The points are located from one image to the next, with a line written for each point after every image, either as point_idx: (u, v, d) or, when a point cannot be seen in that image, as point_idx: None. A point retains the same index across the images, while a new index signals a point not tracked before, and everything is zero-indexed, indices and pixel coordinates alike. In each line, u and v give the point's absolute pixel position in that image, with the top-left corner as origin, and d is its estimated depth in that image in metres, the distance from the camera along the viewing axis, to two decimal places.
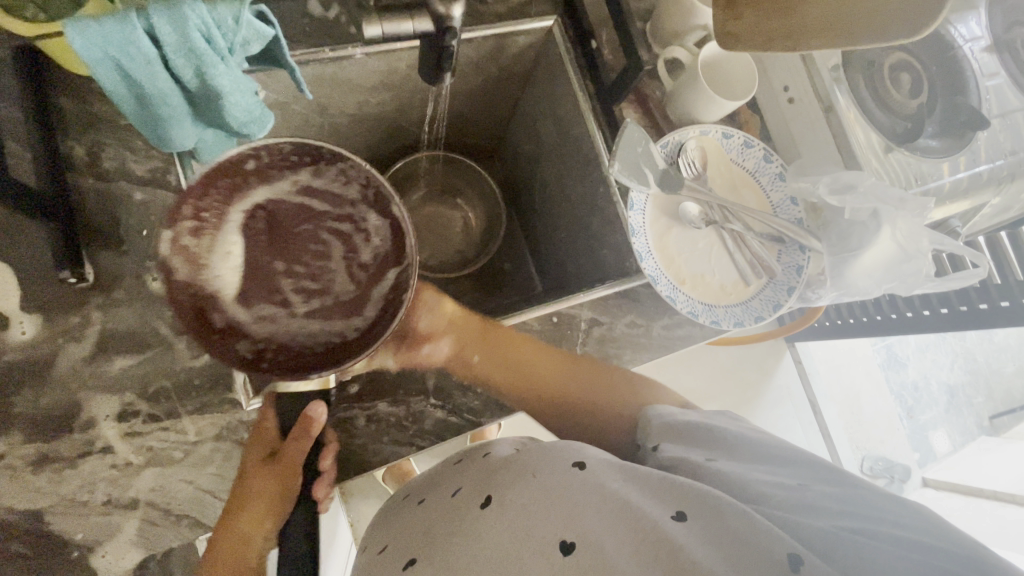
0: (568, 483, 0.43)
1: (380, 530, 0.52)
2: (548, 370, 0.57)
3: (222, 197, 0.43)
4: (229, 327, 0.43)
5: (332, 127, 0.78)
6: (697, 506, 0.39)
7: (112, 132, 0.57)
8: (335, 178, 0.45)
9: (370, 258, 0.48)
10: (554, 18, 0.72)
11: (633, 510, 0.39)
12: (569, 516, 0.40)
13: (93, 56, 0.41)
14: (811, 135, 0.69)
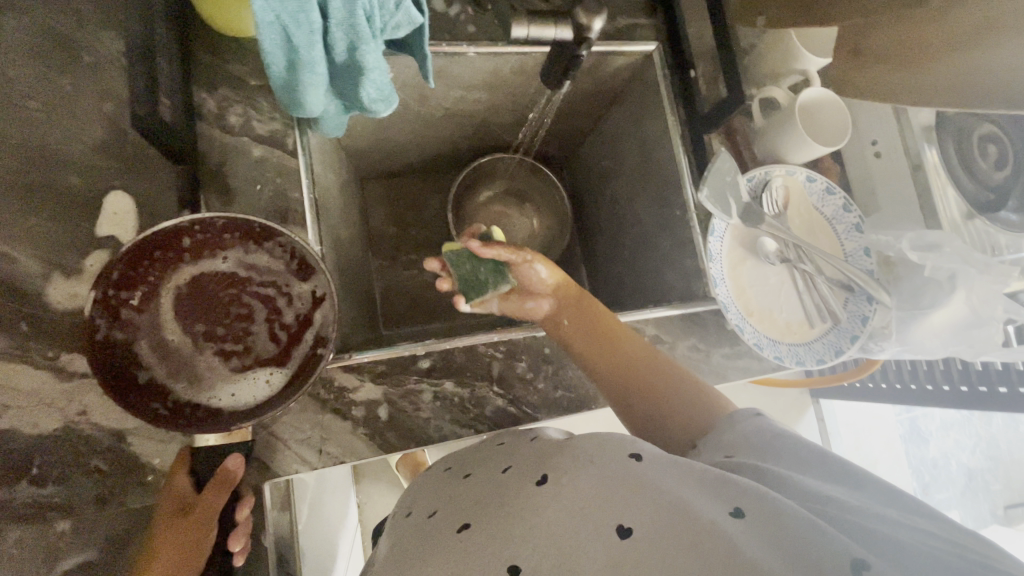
0: (625, 475, 0.42)
1: (427, 497, 0.52)
2: (616, 337, 0.57)
3: (157, 265, 0.50)
4: (150, 385, 0.49)
5: (425, 117, 0.81)
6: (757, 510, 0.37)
7: (242, 90, 0.60)
8: (267, 251, 0.54)
9: (292, 319, 0.54)
10: (657, 44, 0.74)
11: (689, 505, 0.38)
12: (625, 505, 0.39)
13: (265, 18, 0.44)
14: (893, 191, 0.70)
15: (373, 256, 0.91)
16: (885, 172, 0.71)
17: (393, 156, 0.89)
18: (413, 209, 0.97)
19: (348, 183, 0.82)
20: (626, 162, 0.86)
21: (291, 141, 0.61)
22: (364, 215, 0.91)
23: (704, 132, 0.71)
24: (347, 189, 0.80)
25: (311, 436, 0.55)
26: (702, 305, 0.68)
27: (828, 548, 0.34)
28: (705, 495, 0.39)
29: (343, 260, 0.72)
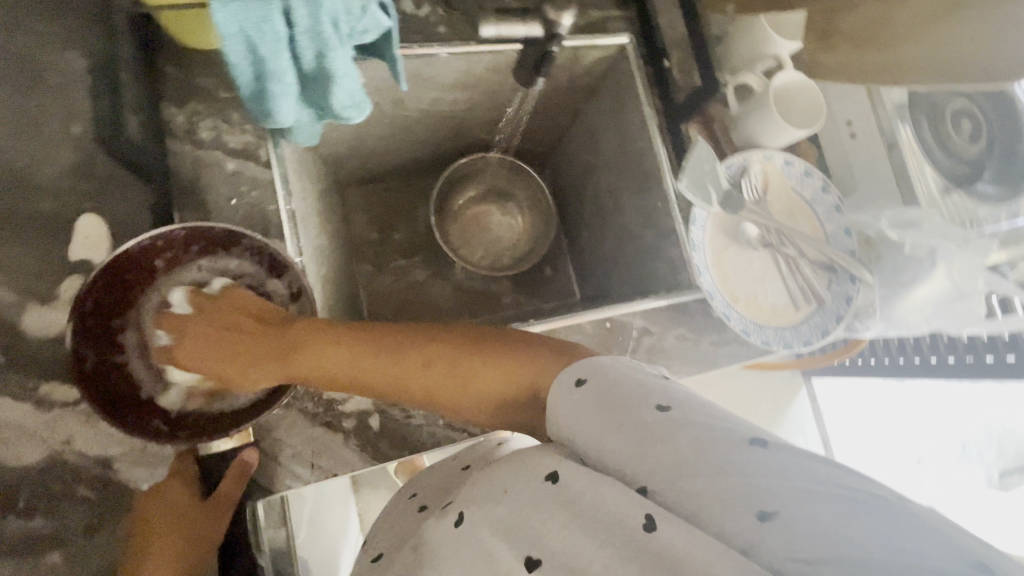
0: (534, 501, 0.37)
1: (389, 527, 0.51)
2: (402, 376, 0.45)
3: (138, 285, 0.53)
4: (148, 401, 0.52)
5: (402, 120, 0.80)
6: (673, 493, 0.34)
7: (210, 102, 0.59)
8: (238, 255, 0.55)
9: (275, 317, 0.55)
10: (631, 36, 0.74)
11: (596, 530, 0.34)
12: (535, 534, 0.36)
13: (228, 29, 0.43)
14: (871, 171, 0.71)
15: (357, 264, 0.91)
16: (862, 152, 0.71)
17: (372, 161, 0.89)
18: (395, 214, 0.96)
19: (327, 192, 0.81)
20: (606, 155, 0.86)
21: (265, 153, 0.59)
22: (345, 222, 0.91)
23: (682, 122, 0.71)
24: (326, 199, 0.79)
25: (302, 450, 0.55)
26: (689, 295, 0.68)
27: (735, 522, 0.32)
28: (597, 535, 0.34)
29: (326, 270, 0.71)
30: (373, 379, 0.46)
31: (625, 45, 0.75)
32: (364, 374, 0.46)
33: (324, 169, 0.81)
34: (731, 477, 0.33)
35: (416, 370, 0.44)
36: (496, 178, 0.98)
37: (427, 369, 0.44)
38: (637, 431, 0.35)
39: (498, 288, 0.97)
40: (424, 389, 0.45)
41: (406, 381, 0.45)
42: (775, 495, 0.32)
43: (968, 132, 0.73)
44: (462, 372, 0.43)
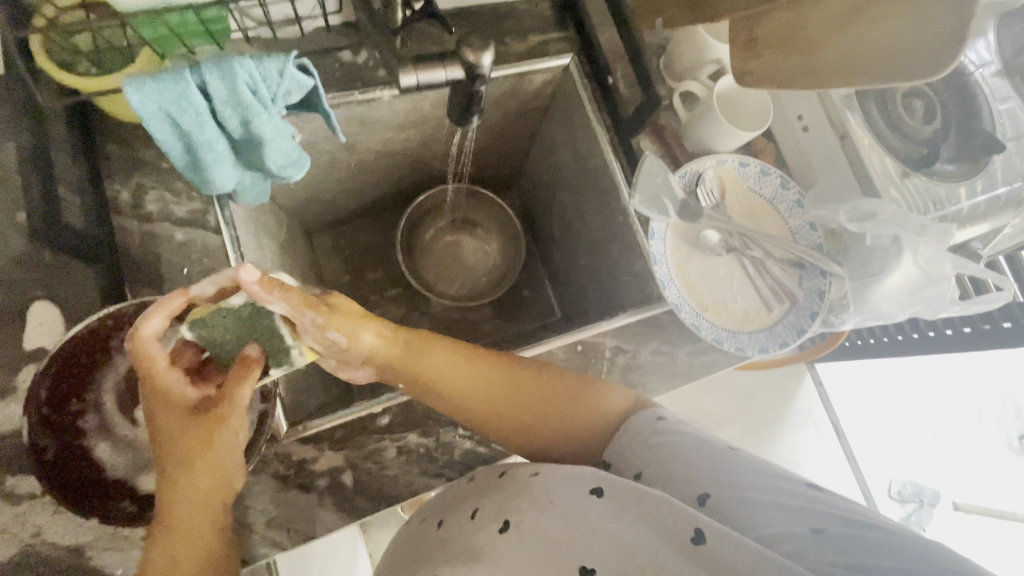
0: (590, 512, 0.41)
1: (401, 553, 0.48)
2: (493, 377, 0.53)
3: (91, 369, 0.52)
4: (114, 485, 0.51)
5: (358, 164, 0.80)
6: (720, 500, 0.44)
7: (153, 175, 0.59)
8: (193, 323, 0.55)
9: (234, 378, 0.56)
10: (572, 56, 0.74)
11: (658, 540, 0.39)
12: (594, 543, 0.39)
13: (147, 109, 0.43)
14: (827, 163, 0.70)
15: None
16: (816, 144, 0.71)
17: (334, 206, 0.88)
18: (365, 254, 0.95)
19: (290, 243, 0.81)
20: (566, 174, 0.85)
21: (213, 218, 0.60)
22: (316, 269, 0.90)
23: (631, 135, 0.71)
24: (290, 251, 0.79)
25: (277, 515, 0.54)
26: (657, 309, 0.67)
27: (789, 529, 0.41)
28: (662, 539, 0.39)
29: None
30: (452, 378, 0.53)
31: (568, 66, 0.75)
32: (451, 374, 0.53)
33: (285, 220, 0.80)
34: (777, 498, 0.43)
35: (513, 382, 0.53)
36: (461, 209, 0.97)
37: (521, 386, 0.53)
38: (702, 464, 0.46)
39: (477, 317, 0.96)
40: (510, 391, 0.52)
41: (495, 387, 0.53)
42: (822, 516, 0.41)
43: (920, 112, 0.72)
44: (550, 398, 0.52)
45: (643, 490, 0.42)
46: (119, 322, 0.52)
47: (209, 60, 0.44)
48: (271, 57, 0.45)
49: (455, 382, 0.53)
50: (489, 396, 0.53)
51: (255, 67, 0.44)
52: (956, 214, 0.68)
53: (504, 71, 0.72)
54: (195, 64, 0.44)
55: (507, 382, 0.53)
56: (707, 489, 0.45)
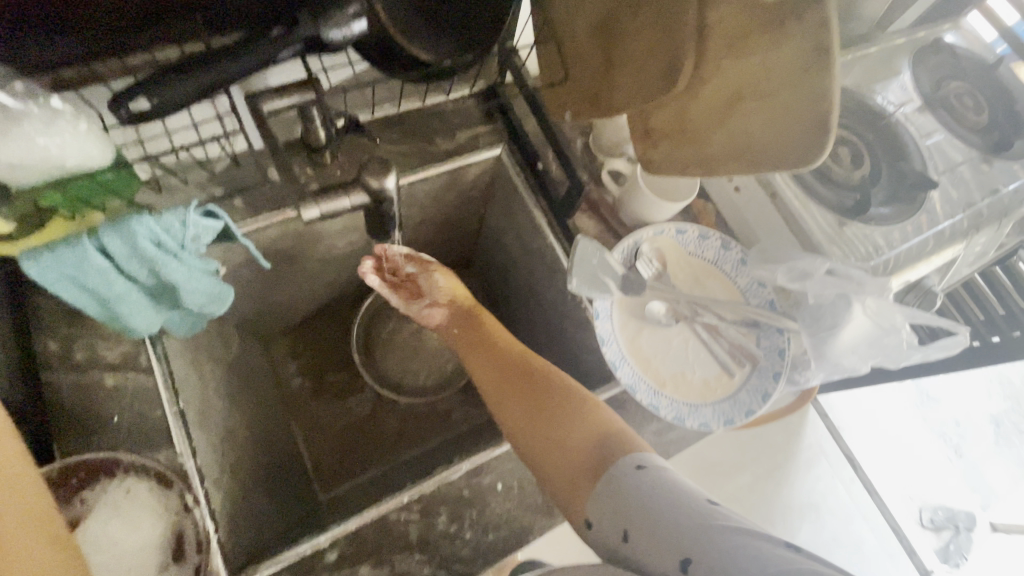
0: None
1: None
2: (513, 377, 0.63)
3: None
4: None
5: (305, 274, 0.80)
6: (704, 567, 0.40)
7: (82, 321, 0.58)
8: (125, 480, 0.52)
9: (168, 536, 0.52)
10: (502, 145, 0.76)
11: None
12: None
13: (49, 277, 0.43)
14: (765, 220, 0.70)
15: (293, 420, 0.87)
16: (750, 203, 0.71)
17: (288, 313, 0.87)
18: (326, 354, 0.93)
19: (242, 359, 0.79)
20: (516, 253, 0.85)
21: (145, 358, 0.58)
22: (274, 379, 0.88)
23: (567, 215, 0.71)
24: (240, 369, 0.76)
25: None
26: (612, 391, 0.65)
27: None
28: None
29: (241, 451, 0.67)
30: (485, 371, 0.66)
31: (499, 155, 0.76)
32: (482, 371, 0.66)
33: (236, 336, 0.79)
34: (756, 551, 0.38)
35: (527, 384, 0.62)
36: None
37: (535, 390, 0.61)
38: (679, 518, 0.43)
39: (445, 407, 0.92)
40: (532, 393, 0.61)
41: (510, 384, 0.63)
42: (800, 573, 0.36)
43: (848, 159, 0.73)
44: (550, 399, 0.59)
45: None
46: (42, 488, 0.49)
47: (108, 223, 0.44)
48: (169, 210, 0.45)
49: (486, 374, 0.66)
50: (506, 393, 0.63)
51: (155, 222, 0.45)
52: (899, 256, 0.67)
53: (434, 168, 0.72)
54: (93, 227, 0.44)
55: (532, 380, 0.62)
56: (688, 552, 0.41)
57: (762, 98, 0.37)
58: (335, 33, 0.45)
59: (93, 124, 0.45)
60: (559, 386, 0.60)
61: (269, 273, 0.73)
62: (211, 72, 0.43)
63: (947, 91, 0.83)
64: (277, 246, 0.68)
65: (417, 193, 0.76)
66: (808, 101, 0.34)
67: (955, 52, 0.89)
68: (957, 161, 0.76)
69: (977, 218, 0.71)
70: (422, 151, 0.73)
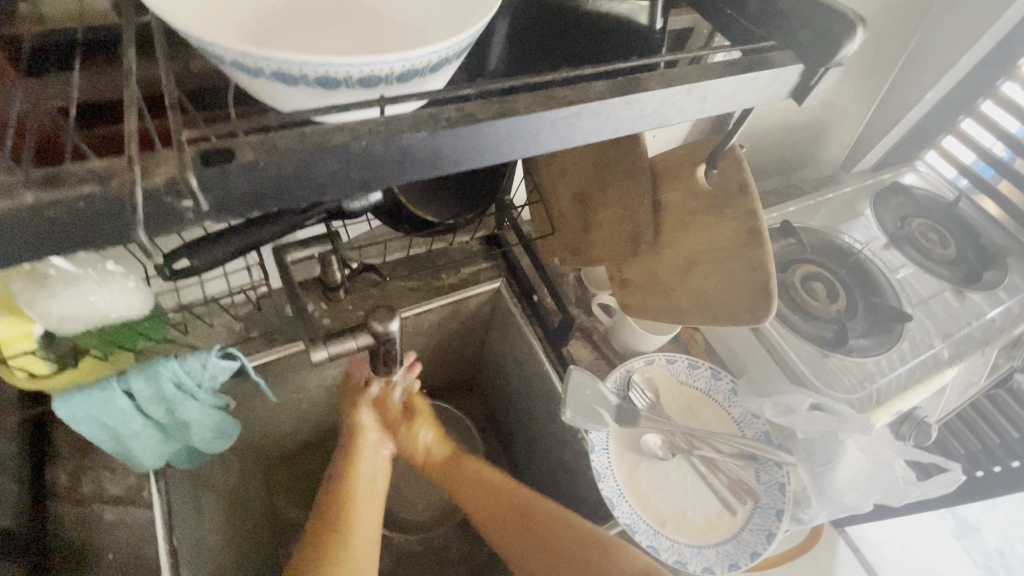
0: None
1: None
2: (512, 514, 0.68)
3: None
4: None
5: (310, 401, 0.82)
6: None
7: (96, 455, 0.61)
8: None
9: None
10: (501, 280, 0.82)
11: None
12: None
13: (76, 416, 0.47)
14: (749, 351, 0.73)
15: (285, 553, 0.84)
16: (733, 334, 0.75)
17: (292, 438, 0.88)
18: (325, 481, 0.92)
19: (242, 487, 0.79)
20: (515, 378, 0.88)
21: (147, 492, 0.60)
22: (271, 507, 0.86)
23: (561, 346, 0.75)
24: (238, 499, 0.76)
25: None
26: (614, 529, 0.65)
27: None
28: None
29: None
30: (479, 503, 0.71)
31: (498, 289, 0.83)
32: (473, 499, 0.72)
33: (238, 464, 0.80)
34: None
35: (529, 516, 0.67)
36: None
37: (536, 524, 0.66)
38: None
39: (442, 540, 0.88)
40: (522, 520, 0.67)
41: (511, 520, 0.68)
42: None
43: (823, 292, 0.78)
44: (557, 537, 0.63)
45: None
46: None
47: (137, 366, 0.48)
48: (194, 354, 0.49)
49: (482, 504, 0.71)
50: (506, 520, 0.68)
51: (179, 366, 0.49)
52: (888, 386, 0.69)
53: (437, 302, 0.78)
54: (123, 371, 0.48)
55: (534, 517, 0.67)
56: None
57: (712, 266, 0.41)
58: (353, 204, 0.53)
59: (140, 279, 0.51)
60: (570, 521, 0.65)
61: (277, 401, 0.76)
62: (246, 238, 0.51)
63: (910, 227, 0.91)
64: (288, 375, 0.72)
65: (422, 324, 0.82)
66: (747, 273, 0.38)
67: (913, 193, 0.98)
68: (929, 292, 0.81)
69: (956, 348, 0.74)
70: (427, 287, 0.80)
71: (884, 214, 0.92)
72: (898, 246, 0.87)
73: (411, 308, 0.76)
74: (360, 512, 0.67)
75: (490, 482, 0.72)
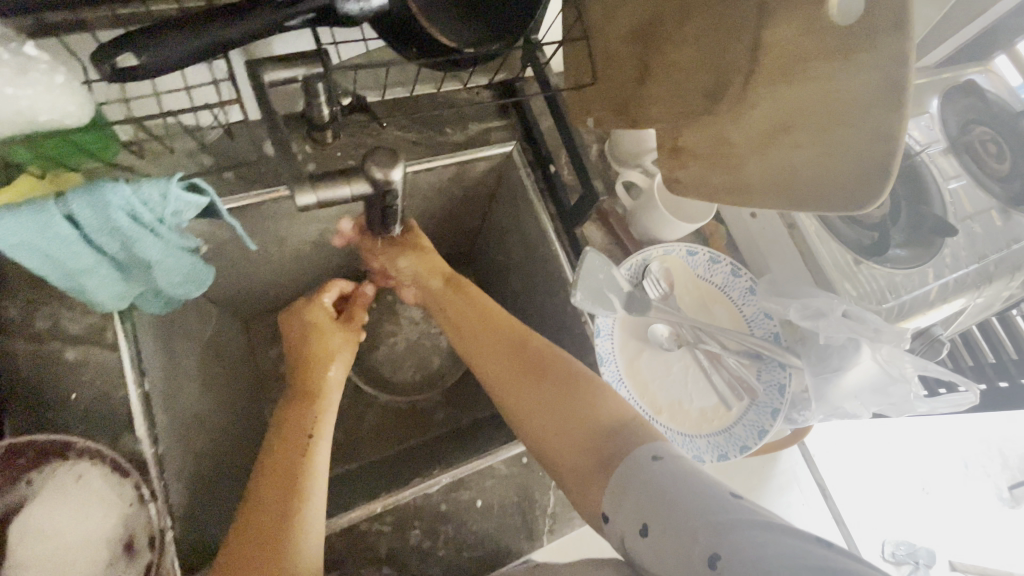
0: (652, 560, 0.40)
1: None
2: (523, 377, 0.59)
3: None
4: None
5: (293, 255, 0.75)
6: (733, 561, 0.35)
7: (47, 288, 0.54)
8: (77, 461, 0.48)
9: (118, 527, 0.48)
10: (515, 143, 0.72)
11: (689, 554, 0.38)
12: (658, 542, 0.40)
13: (7, 243, 0.39)
14: (777, 251, 0.68)
15: (266, 404, 0.83)
16: (764, 232, 0.68)
17: (271, 293, 0.82)
18: None
19: (219, 338, 0.74)
20: (516, 256, 0.82)
21: (112, 334, 0.54)
22: (251, 360, 0.83)
23: (575, 225, 0.68)
24: (215, 349, 0.72)
25: None
26: None
27: (728, 533, 0.37)
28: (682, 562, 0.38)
29: (209, 439, 0.63)
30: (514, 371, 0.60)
31: (511, 153, 0.73)
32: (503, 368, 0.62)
33: (214, 312, 0.74)
34: (702, 504, 0.40)
35: (540, 375, 0.58)
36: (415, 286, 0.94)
37: (533, 394, 0.57)
38: (639, 479, 0.45)
39: (426, 405, 0.88)
40: (532, 386, 0.58)
41: (516, 389, 0.59)
42: (747, 528, 0.37)
43: None
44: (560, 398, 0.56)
45: (655, 512, 0.41)
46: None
47: (78, 188, 0.39)
48: (150, 181, 0.40)
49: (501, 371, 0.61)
50: (526, 386, 0.58)
51: (133, 192, 0.40)
52: (913, 302, 0.65)
53: (441, 160, 0.68)
54: (63, 192, 0.39)
55: (523, 373, 0.59)
56: (715, 547, 0.37)
57: (814, 133, 0.33)
58: (351, 6, 0.41)
59: (73, 76, 0.40)
60: (567, 372, 0.57)
61: (254, 252, 0.68)
62: (214, 35, 0.39)
63: (973, 135, 0.82)
64: (265, 224, 0.63)
65: (420, 184, 0.72)
66: (863, 143, 0.31)
67: (985, 95, 0.87)
68: (979, 208, 0.75)
69: (993, 270, 0.70)
70: (430, 141, 0.69)
71: (950, 116, 0.82)
72: (958, 154, 0.78)
73: (412, 162, 0.66)
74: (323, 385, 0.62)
75: (513, 333, 0.63)
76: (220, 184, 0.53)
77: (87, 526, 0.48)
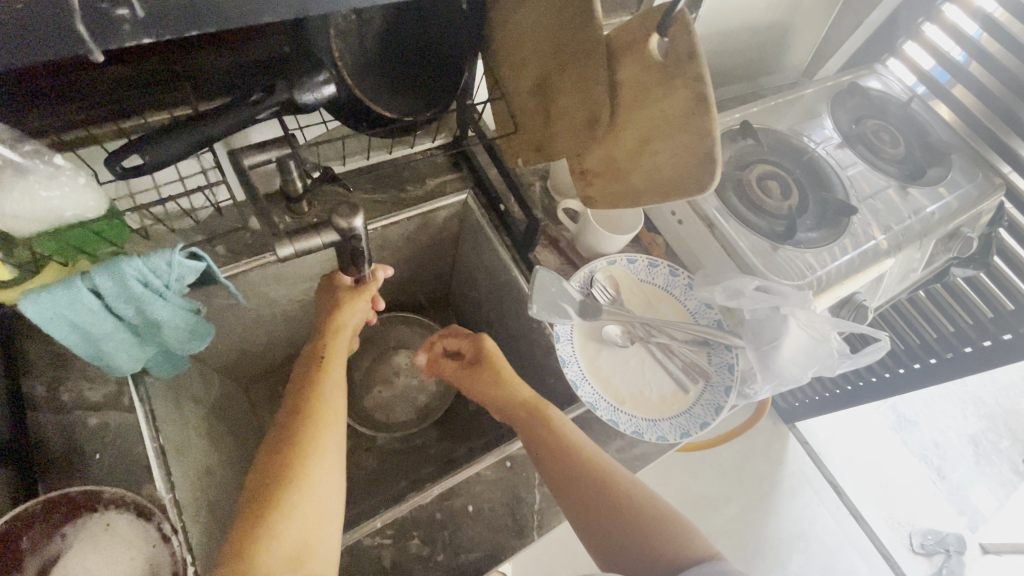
0: None
1: None
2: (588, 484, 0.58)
3: None
4: None
5: (285, 315, 0.83)
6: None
7: (71, 366, 0.62)
8: (105, 509, 0.54)
9: (144, 565, 0.53)
10: (467, 190, 0.83)
11: None
12: None
13: (43, 317, 0.47)
14: (705, 248, 0.77)
15: None
16: (692, 235, 0.78)
17: (267, 355, 0.90)
18: None
19: (222, 401, 0.81)
20: (485, 289, 0.91)
21: (127, 397, 0.62)
22: (256, 421, 0.90)
23: (527, 251, 0.78)
24: (220, 411, 0.79)
25: None
26: (578, 409, 0.69)
27: None
28: None
29: (220, 490, 0.68)
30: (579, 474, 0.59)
31: (466, 200, 0.83)
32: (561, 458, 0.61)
33: (217, 378, 0.82)
34: None
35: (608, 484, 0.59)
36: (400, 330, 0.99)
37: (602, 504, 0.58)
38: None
39: (424, 440, 0.94)
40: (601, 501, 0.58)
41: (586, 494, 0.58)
42: None
43: (778, 192, 0.81)
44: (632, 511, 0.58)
45: None
46: (27, 520, 0.52)
47: (99, 265, 0.48)
48: (157, 252, 0.50)
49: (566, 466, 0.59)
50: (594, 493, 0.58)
51: (144, 264, 0.49)
52: (831, 274, 0.74)
53: (404, 214, 0.79)
54: (87, 270, 0.48)
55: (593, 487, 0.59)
56: None
57: (664, 141, 0.44)
58: (307, 96, 0.52)
59: (91, 178, 0.50)
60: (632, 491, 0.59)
61: (250, 315, 0.77)
62: (202, 134, 0.50)
63: (865, 129, 0.94)
64: (256, 288, 0.72)
65: (390, 237, 0.82)
66: (695, 143, 0.42)
67: (870, 96, 1.00)
68: (879, 188, 0.85)
69: (898, 238, 0.79)
70: (393, 198, 0.79)
71: (841, 117, 0.95)
72: (852, 147, 0.90)
73: (380, 218, 0.76)
74: (334, 364, 0.65)
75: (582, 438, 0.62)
76: (215, 254, 0.63)
77: (115, 567, 0.53)
